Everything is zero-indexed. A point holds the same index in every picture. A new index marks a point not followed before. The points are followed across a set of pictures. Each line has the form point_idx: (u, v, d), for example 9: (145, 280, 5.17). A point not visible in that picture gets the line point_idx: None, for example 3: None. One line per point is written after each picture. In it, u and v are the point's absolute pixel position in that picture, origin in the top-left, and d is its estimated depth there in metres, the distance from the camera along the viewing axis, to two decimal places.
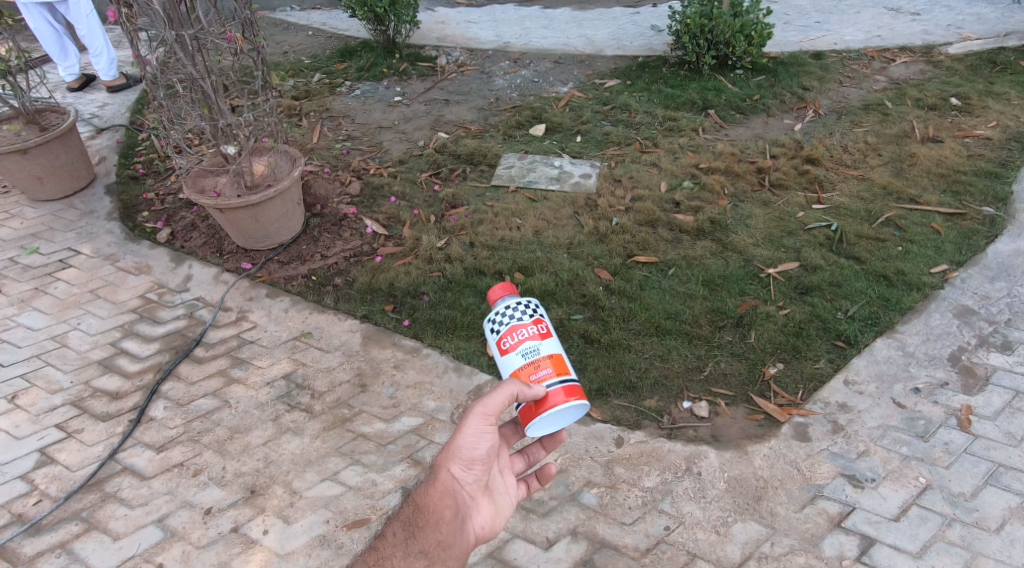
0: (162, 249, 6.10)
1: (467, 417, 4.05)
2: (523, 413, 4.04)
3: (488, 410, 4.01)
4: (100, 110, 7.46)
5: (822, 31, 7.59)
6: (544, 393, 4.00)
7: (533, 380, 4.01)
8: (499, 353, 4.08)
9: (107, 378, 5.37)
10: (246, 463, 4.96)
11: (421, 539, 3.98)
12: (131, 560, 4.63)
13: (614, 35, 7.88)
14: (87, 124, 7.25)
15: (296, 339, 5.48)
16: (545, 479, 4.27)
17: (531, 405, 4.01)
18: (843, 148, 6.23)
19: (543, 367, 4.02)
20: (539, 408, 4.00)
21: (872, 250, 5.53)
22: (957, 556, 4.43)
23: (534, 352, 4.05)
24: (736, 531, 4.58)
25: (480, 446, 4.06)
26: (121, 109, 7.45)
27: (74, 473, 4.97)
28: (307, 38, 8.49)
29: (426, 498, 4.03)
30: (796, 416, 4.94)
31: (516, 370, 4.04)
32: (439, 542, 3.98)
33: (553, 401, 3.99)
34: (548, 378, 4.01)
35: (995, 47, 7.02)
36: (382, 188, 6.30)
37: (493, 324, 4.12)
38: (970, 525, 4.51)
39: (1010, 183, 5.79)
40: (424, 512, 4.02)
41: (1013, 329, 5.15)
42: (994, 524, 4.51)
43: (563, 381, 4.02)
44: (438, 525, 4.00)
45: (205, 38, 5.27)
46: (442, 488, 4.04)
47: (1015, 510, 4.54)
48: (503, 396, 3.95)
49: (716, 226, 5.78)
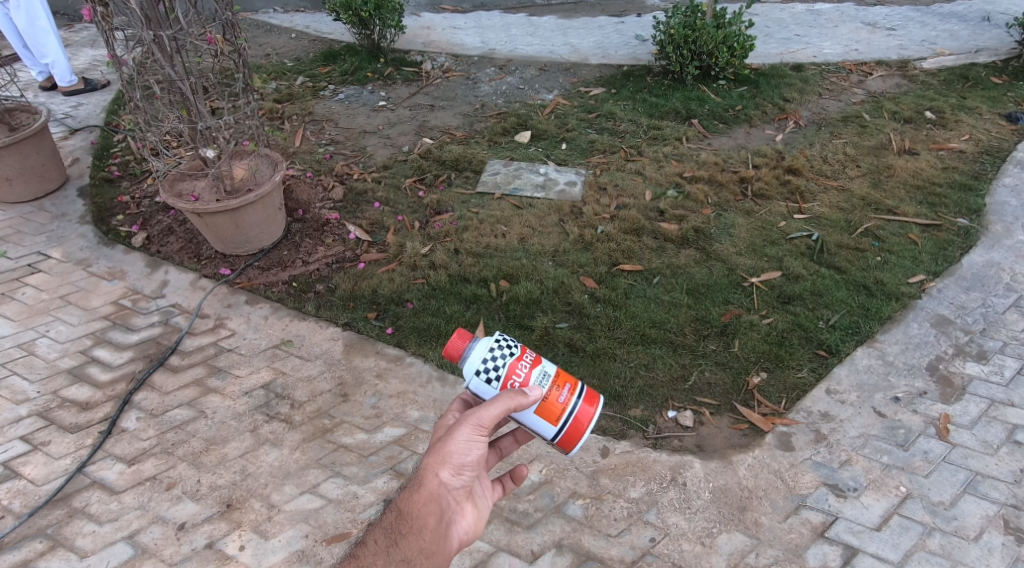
0: (137, 253, 5.94)
1: (460, 424, 3.94)
2: (564, 441, 4.03)
3: (483, 419, 3.92)
4: (73, 110, 7.28)
5: (802, 43, 7.76)
6: (577, 411, 4.02)
7: (561, 405, 4.01)
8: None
9: (77, 388, 5.19)
10: (223, 475, 4.80)
11: (404, 547, 3.88)
12: None
13: (600, 44, 7.96)
14: (60, 125, 7.08)
15: (276, 347, 5.36)
16: (519, 481, 4.14)
17: (568, 429, 4.01)
18: (824, 159, 6.34)
19: (558, 390, 4.02)
20: (578, 429, 4.02)
21: (852, 260, 5.60)
22: (938, 564, 4.45)
23: (544, 380, 4.01)
24: (721, 542, 4.56)
25: (472, 452, 3.95)
26: (96, 110, 7.29)
27: (40, 488, 4.77)
28: (290, 40, 8.43)
29: (411, 504, 3.91)
30: (779, 425, 4.96)
31: (539, 407, 3.99)
32: (422, 549, 3.88)
33: (588, 414, 4.03)
34: (568, 400, 4.02)
35: (967, 63, 7.24)
36: (366, 194, 6.23)
37: (487, 375, 3.97)
38: (950, 534, 4.54)
39: (982, 196, 5.94)
40: (408, 518, 3.91)
41: (988, 339, 5.24)
42: (972, 533, 4.54)
43: (579, 392, 4.05)
44: (422, 532, 3.89)
45: (184, 39, 5.24)
46: (428, 493, 3.92)
47: (993, 518, 4.59)
48: (502, 408, 3.91)
49: (700, 235, 5.81)
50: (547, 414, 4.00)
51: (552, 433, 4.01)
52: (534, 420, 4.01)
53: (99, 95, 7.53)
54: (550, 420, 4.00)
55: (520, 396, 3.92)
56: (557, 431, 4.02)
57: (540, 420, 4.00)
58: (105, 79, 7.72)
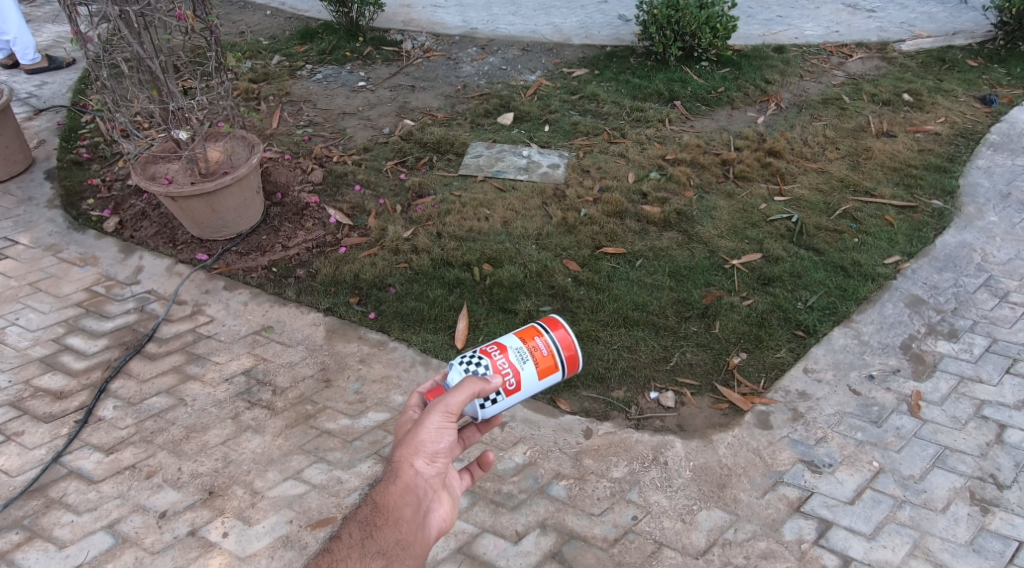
0: (110, 239, 5.84)
1: (429, 413, 3.83)
2: (572, 369, 4.11)
3: (451, 405, 3.84)
4: (37, 89, 7.22)
5: (783, 25, 7.84)
6: (558, 346, 4.06)
7: (548, 356, 4.05)
8: (520, 392, 4.02)
9: (50, 376, 5.08)
10: (204, 463, 4.72)
11: (380, 538, 3.65)
12: None
13: (582, 23, 7.95)
14: (24, 105, 7.01)
15: (256, 333, 5.30)
16: (487, 468, 3.99)
17: (568, 359, 4.08)
18: (804, 141, 6.41)
19: (534, 349, 4.04)
20: (572, 353, 4.08)
21: (830, 241, 5.69)
22: (907, 535, 4.49)
23: (520, 355, 4.03)
24: (701, 519, 4.58)
25: (444, 439, 3.83)
26: (61, 89, 7.21)
27: (15, 479, 4.67)
28: (265, 17, 8.31)
29: (387, 495, 3.72)
30: (758, 405, 5.00)
31: (539, 372, 4.03)
32: (398, 541, 3.67)
33: (566, 336, 4.09)
34: (544, 346, 4.05)
35: (944, 46, 7.37)
36: (346, 177, 6.18)
37: (490, 401, 3.98)
38: (919, 506, 4.58)
39: (957, 177, 6.05)
40: (384, 510, 3.70)
41: (959, 317, 5.31)
42: (940, 505, 4.58)
43: (542, 330, 4.09)
44: (399, 523, 3.70)
45: (153, 15, 5.01)
46: (404, 484, 3.76)
47: (960, 490, 4.63)
48: (467, 394, 3.85)
49: (682, 218, 5.85)
50: (548, 369, 4.04)
51: (560, 376, 4.08)
52: (546, 384, 4.07)
53: (65, 74, 7.46)
54: (554, 371, 4.06)
55: (478, 383, 3.88)
56: (563, 371, 4.09)
57: (547, 378, 4.06)
58: (70, 57, 7.61)
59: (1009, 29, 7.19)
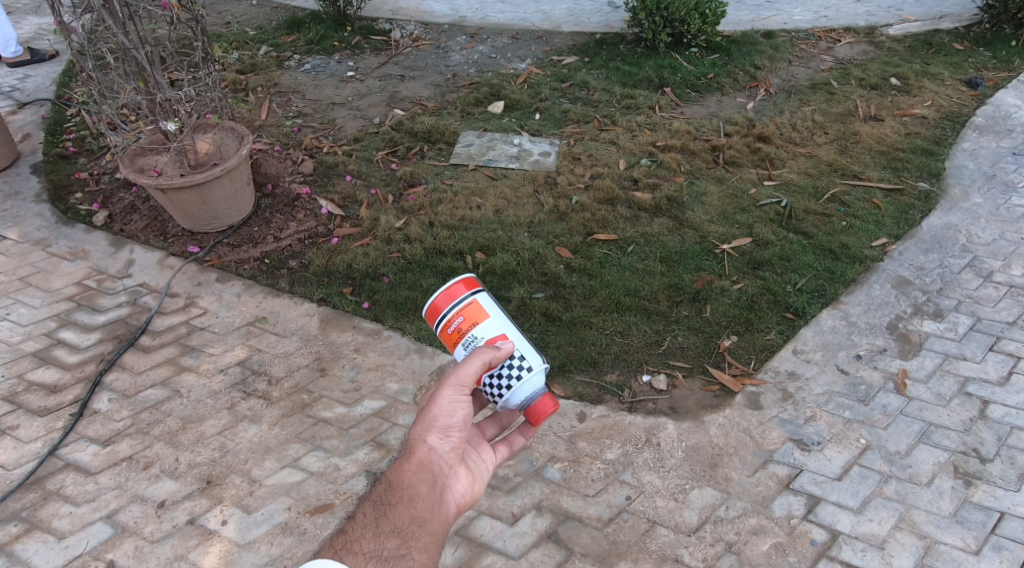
0: (99, 232, 5.86)
1: (441, 388, 3.74)
2: (472, 283, 3.89)
3: (463, 379, 3.73)
4: (20, 83, 7.28)
5: (772, 11, 8.08)
6: (454, 303, 3.84)
7: (464, 312, 3.84)
8: (505, 333, 3.84)
9: (44, 370, 5.08)
10: (202, 453, 4.71)
11: (394, 517, 3.59)
12: (79, 559, 4.35)
13: (572, 11, 8.16)
14: (8, 99, 7.06)
15: (250, 324, 5.31)
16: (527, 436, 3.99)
17: (469, 288, 3.87)
18: (793, 127, 6.53)
19: (463, 329, 3.83)
20: (463, 283, 3.87)
21: (819, 225, 5.77)
22: (893, 509, 4.51)
23: (472, 341, 3.83)
24: (693, 498, 4.58)
25: (458, 413, 3.76)
26: (45, 82, 7.28)
27: (11, 472, 4.66)
28: (251, 7, 8.44)
29: (401, 473, 3.67)
30: (749, 386, 5.01)
31: (483, 317, 3.84)
32: (413, 519, 3.60)
33: (445, 297, 3.85)
34: (455, 315, 3.84)
35: (931, 29, 7.58)
36: (337, 167, 6.24)
37: (523, 364, 3.83)
38: (904, 481, 4.61)
39: (943, 160, 6.16)
40: (397, 487, 3.65)
41: (944, 298, 5.37)
42: (925, 479, 4.61)
43: (441, 318, 3.87)
44: (413, 501, 3.63)
45: (137, 4, 4.97)
46: (417, 461, 3.70)
47: (945, 465, 4.66)
48: (479, 364, 3.72)
49: (673, 204, 5.94)
50: (479, 308, 3.85)
51: (479, 297, 3.87)
52: (493, 308, 3.89)
53: (48, 66, 7.53)
54: (480, 302, 3.86)
55: (486, 352, 3.74)
56: (474, 294, 3.87)
57: (484, 307, 3.86)
58: (53, 49, 7.69)
59: (994, 12, 7.37)
